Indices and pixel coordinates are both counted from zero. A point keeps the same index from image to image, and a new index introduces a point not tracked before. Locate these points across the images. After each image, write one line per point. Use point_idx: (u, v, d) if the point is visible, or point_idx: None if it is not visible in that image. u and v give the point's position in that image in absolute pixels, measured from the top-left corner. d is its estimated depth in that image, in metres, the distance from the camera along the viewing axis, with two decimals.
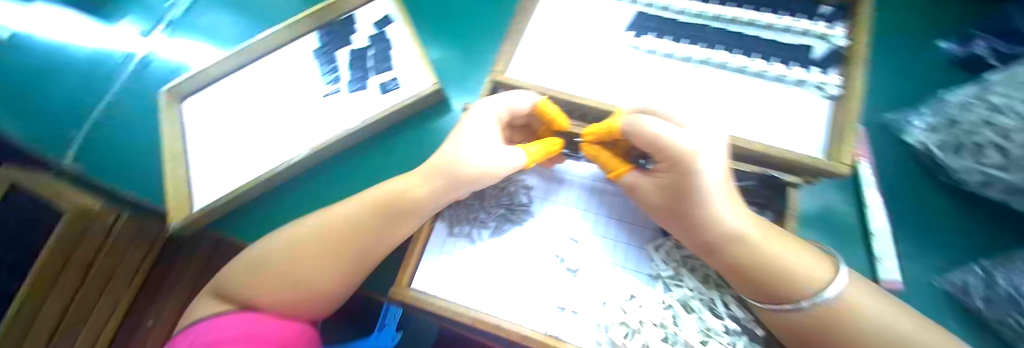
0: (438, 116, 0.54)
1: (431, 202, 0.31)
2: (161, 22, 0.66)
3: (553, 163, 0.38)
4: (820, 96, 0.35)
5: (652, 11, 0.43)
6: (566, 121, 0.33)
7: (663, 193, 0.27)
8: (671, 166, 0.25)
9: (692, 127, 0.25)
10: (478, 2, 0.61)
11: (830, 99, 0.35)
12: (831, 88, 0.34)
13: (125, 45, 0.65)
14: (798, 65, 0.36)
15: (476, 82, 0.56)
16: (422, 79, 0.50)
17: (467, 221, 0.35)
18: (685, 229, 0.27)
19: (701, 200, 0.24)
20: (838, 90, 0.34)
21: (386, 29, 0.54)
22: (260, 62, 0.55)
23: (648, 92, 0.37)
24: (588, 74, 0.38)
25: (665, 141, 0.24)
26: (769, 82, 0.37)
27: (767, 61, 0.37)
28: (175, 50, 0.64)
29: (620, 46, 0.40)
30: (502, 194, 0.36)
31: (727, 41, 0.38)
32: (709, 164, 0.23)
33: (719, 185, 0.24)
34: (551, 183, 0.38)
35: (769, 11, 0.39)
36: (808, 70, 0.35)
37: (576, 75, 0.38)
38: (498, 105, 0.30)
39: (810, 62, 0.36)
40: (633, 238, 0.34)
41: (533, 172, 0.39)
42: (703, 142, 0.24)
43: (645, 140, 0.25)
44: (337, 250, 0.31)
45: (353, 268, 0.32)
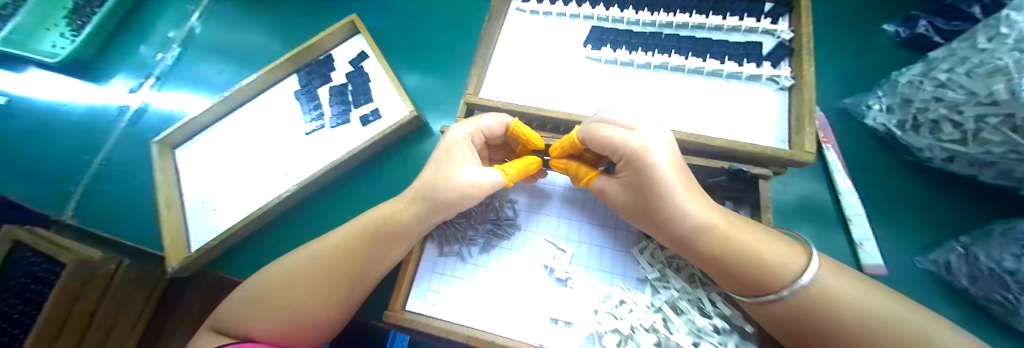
0: (420, 141, 0.54)
1: (417, 226, 0.31)
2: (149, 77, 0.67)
3: (535, 178, 0.36)
4: (775, 88, 0.35)
5: (607, 23, 0.42)
6: (540, 138, 0.33)
7: (628, 192, 0.28)
8: (628, 164, 0.27)
9: (642, 128, 0.28)
10: (444, 28, 0.62)
11: (785, 90, 0.35)
12: (785, 80, 0.35)
13: (116, 99, 0.65)
14: (751, 62, 0.36)
15: (452, 106, 0.56)
16: (400, 108, 0.51)
17: (456, 240, 0.34)
18: (654, 221, 0.27)
19: (659, 191, 0.25)
20: (791, 81, 0.34)
21: (363, 65, 0.55)
22: (245, 106, 0.55)
23: (612, 102, 0.37)
24: (552, 89, 0.38)
25: (617, 141, 0.27)
26: (726, 81, 0.37)
27: (722, 62, 0.37)
28: (167, 102, 0.65)
29: (578, 59, 0.40)
30: (488, 210, 0.36)
31: (681, 45, 0.38)
32: (658, 156, 0.26)
33: (674, 175, 0.26)
34: (537, 199, 0.36)
35: (716, 14, 0.40)
36: (761, 66, 0.36)
37: (539, 91, 0.38)
38: (467, 126, 0.31)
39: (761, 58, 0.36)
40: (619, 244, 0.33)
41: (518, 188, 0.37)
42: (653, 138, 0.27)
43: (600, 142, 0.28)
44: (331, 280, 0.30)
45: (344, 296, 0.30)
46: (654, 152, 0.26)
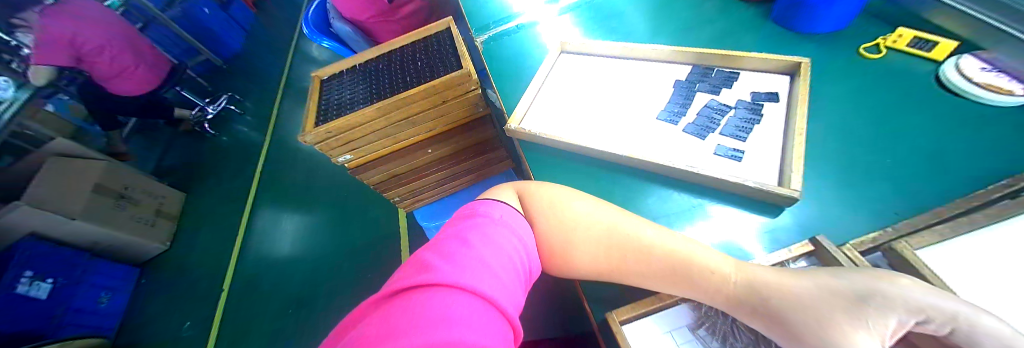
0: (539, 148, 0.71)
1: (558, 206, 0.49)
2: (355, 65, 0.97)
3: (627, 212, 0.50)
4: (777, 181, 0.49)
5: (678, 107, 0.64)
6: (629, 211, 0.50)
7: (773, 320, 0.33)
8: (756, 303, 0.34)
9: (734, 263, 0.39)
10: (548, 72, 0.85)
11: (807, 201, 0.49)
12: (786, 180, 0.48)
13: (334, 70, 0.96)
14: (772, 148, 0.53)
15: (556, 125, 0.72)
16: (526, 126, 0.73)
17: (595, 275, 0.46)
18: (754, 294, 0.35)
19: (800, 310, 0.31)
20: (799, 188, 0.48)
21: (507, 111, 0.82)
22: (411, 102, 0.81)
23: (674, 152, 0.58)
24: (634, 139, 0.62)
25: (728, 286, 0.37)
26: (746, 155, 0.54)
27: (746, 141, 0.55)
28: (365, 77, 0.91)
29: (657, 126, 0.63)
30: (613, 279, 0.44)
31: (724, 128, 0.58)
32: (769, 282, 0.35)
33: (801, 293, 0.32)
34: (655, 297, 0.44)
35: (754, 113, 0.59)
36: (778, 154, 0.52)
37: (625, 139, 0.63)
38: (562, 188, 0.52)
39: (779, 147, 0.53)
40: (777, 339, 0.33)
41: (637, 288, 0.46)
42: (752, 271, 0.37)
43: (712, 282, 0.38)
44: (519, 238, 0.46)
45: (526, 244, 0.46)
46: (765, 282, 0.35)
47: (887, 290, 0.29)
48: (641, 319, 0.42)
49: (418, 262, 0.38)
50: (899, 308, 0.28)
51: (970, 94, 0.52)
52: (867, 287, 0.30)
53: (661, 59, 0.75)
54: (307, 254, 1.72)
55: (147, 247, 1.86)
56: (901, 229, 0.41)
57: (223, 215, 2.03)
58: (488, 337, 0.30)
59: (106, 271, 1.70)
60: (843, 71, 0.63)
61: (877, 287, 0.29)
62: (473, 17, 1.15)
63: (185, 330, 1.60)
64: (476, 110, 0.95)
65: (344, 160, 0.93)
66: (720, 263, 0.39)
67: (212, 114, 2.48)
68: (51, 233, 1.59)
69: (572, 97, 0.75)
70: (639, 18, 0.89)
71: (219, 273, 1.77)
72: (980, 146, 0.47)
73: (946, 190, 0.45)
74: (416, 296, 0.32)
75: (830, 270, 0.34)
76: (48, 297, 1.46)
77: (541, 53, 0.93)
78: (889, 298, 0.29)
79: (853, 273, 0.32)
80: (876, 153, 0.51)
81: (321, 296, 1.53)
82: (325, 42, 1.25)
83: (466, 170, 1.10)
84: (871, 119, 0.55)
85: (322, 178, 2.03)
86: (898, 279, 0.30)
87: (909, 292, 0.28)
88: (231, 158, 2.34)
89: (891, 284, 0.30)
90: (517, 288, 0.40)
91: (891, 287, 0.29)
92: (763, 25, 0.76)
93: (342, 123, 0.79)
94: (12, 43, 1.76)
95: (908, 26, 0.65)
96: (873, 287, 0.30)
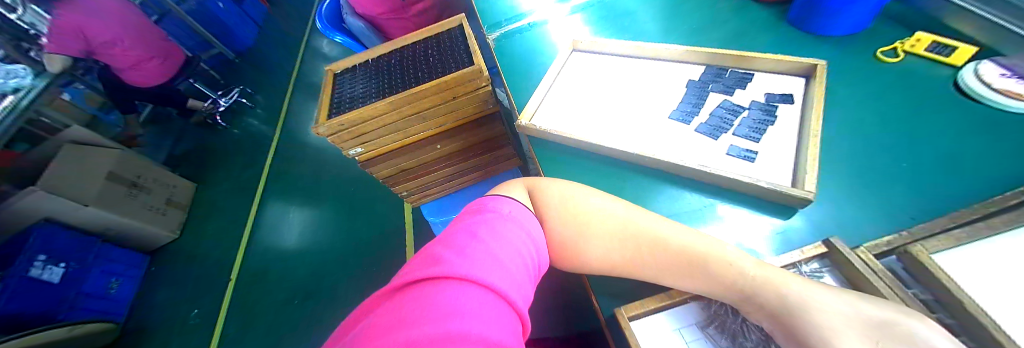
0: (547, 145, 0.72)
1: (570, 201, 0.50)
2: (366, 58, 0.98)
3: (644, 209, 0.50)
4: (791, 183, 0.49)
5: (689, 109, 0.64)
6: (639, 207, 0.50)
7: (785, 333, 0.33)
8: (769, 314, 0.35)
9: (754, 264, 0.38)
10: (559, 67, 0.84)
11: (818, 204, 0.49)
12: (798, 181, 0.48)
13: (344, 64, 0.97)
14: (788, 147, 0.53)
15: (564, 121, 0.71)
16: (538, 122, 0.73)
17: (604, 269, 0.46)
18: (772, 302, 0.34)
19: (812, 329, 0.31)
20: (796, 183, 0.49)
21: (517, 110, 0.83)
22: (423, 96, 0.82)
23: (683, 151, 0.58)
24: (643, 137, 0.62)
25: (757, 292, 0.36)
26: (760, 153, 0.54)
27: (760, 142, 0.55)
28: (378, 72, 0.92)
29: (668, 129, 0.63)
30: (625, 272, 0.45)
31: (737, 129, 0.58)
32: (787, 287, 0.35)
33: (828, 310, 0.32)
34: (670, 299, 0.43)
35: (767, 115, 0.59)
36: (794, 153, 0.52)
37: (633, 136, 0.63)
38: (573, 183, 0.53)
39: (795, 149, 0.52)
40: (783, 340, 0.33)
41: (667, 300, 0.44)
42: (772, 271, 0.37)
43: (725, 280, 0.38)
44: (529, 229, 0.46)
45: (537, 238, 0.47)
46: (782, 287, 0.35)
47: (914, 325, 0.29)
48: (651, 315, 0.42)
49: (428, 255, 0.39)
50: (913, 342, 0.28)
51: (989, 101, 0.51)
52: (890, 317, 0.30)
53: (674, 58, 0.75)
54: (316, 246, 1.74)
55: (156, 235, 1.89)
56: (917, 232, 0.40)
57: (232, 205, 2.06)
58: (498, 331, 0.30)
59: (116, 257, 1.73)
60: (856, 75, 0.62)
61: (905, 320, 0.29)
62: (484, 14, 1.16)
63: (193, 317, 1.63)
64: (486, 106, 0.95)
65: (354, 153, 0.94)
66: (738, 256, 0.39)
67: (224, 106, 2.54)
68: (63, 218, 1.63)
69: (584, 94, 0.76)
70: (651, 17, 0.89)
71: (228, 263, 1.80)
72: (999, 153, 0.46)
73: (962, 196, 0.44)
74: (428, 287, 0.32)
75: (855, 294, 0.33)
76: (60, 281, 1.49)
77: (552, 51, 0.93)
78: (910, 334, 0.28)
79: (882, 304, 0.31)
80: (892, 157, 0.51)
81: (326, 289, 1.55)
82: (338, 37, 1.27)
83: (471, 168, 1.11)
84: (884, 123, 0.55)
85: (331, 172, 2.05)
86: (931, 321, 0.29)
87: (932, 336, 0.28)
88: (242, 150, 2.37)
89: (920, 323, 0.29)
90: (527, 282, 0.40)
91: (920, 331, 0.28)
92: (778, 27, 0.76)
93: (354, 117, 0.80)
94: (32, 32, 1.83)
95: (927, 31, 0.64)
96: (900, 322, 0.29)
